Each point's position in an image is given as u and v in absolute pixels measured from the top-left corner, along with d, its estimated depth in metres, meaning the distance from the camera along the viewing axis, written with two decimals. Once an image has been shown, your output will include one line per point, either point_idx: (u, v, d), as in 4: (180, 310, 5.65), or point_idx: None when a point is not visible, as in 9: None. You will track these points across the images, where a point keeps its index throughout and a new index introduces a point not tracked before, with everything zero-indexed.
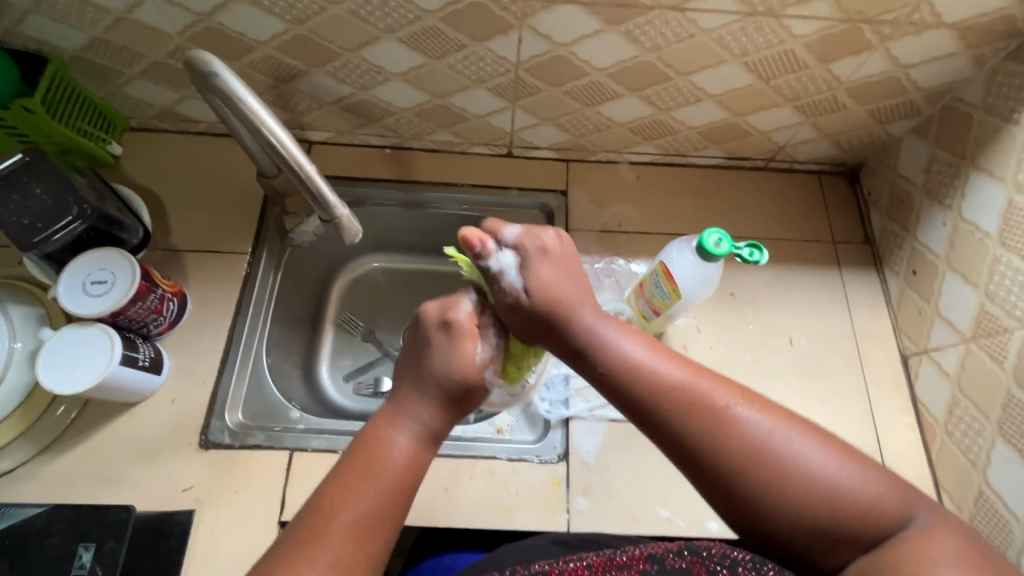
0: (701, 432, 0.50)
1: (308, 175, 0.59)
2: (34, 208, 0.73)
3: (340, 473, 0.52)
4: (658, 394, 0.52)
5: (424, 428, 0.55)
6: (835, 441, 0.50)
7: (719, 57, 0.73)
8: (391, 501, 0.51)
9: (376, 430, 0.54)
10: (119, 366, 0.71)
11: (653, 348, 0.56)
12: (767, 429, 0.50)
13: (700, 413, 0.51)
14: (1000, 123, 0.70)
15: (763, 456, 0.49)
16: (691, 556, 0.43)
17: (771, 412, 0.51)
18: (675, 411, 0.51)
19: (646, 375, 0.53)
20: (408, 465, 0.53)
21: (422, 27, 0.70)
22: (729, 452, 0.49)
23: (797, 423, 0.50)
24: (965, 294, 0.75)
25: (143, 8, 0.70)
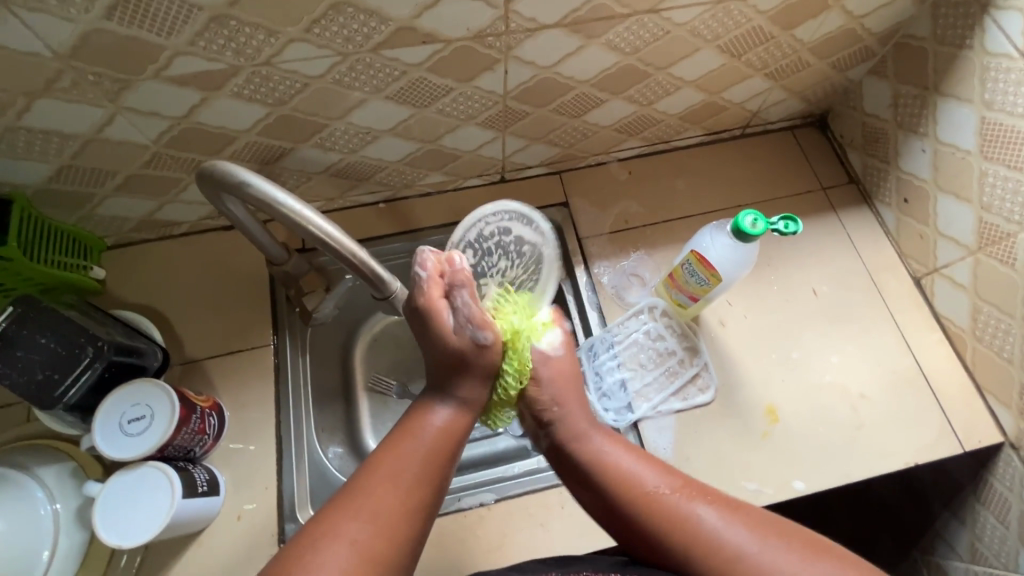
0: (681, 543, 0.53)
1: (362, 261, 0.59)
2: (44, 360, 0.68)
3: (394, 439, 0.56)
4: (639, 504, 0.56)
5: (459, 398, 0.58)
6: (819, 547, 0.51)
7: (694, 45, 0.75)
8: (439, 470, 0.54)
9: (426, 402, 0.59)
10: (183, 500, 0.67)
11: (637, 455, 0.59)
12: (744, 538, 0.51)
13: (675, 525, 0.53)
14: (954, 50, 0.76)
15: (741, 567, 0.50)
16: None
17: (752, 524, 0.52)
18: (658, 525, 0.54)
19: (631, 486, 0.57)
20: (449, 431, 0.56)
21: (408, 81, 0.69)
22: (708, 560, 0.52)
23: (777, 530, 0.52)
24: (961, 210, 0.80)
25: (114, 124, 0.67)
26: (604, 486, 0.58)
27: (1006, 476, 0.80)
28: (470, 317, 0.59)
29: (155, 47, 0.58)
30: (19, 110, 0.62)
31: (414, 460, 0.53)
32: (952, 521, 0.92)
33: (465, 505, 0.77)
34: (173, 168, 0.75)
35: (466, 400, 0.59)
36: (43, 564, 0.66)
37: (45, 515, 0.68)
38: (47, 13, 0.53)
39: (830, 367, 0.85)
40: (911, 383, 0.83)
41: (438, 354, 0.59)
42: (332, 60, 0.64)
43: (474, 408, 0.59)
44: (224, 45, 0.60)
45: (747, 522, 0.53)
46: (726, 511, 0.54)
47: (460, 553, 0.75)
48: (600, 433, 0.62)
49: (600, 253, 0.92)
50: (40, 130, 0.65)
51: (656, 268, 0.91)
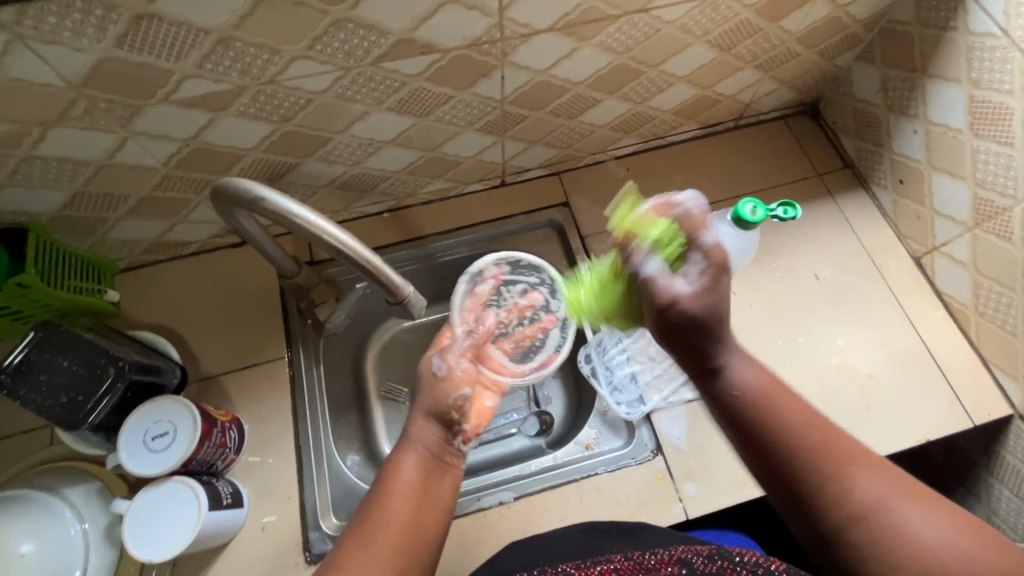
0: (815, 481, 0.51)
1: (376, 267, 0.60)
2: (66, 383, 0.69)
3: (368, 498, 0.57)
4: (779, 436, 0.53)
5: (427, 444, 0.61)
6: (969, 524, 0.48)
7: (684, 41, 0.77)
8: (412, 515, 0.55)
9: (393, 454, 0.61)
10: (209, 512, 0.68)
11: (784, 393, 0.56)
12: (885, 495, 0.49)
13: (816, 462, 0.51)
14: (939, 32, 0.78)
15: (881, 520, 0.48)
16: (720, 560, 0.50)
17: (890, 479, 0.50)
18: (787, 456, 0.53)
19: (764, 415, 0.55)
20: (417, 478, 0.58)
21: (408, 91, 0.71)
22: (845, 506, 0.50)
23: (925, 499, 0.49)
24: (957, 188, 0.81)
25: (125, 149, 0.68)
26: (737, 407, 0.56)
27: (1017, 447, 0.81)
28: (439, 349, 0.71)
29: (163, 71, 0.60)
30: (34, 140, 0.64)
31: (386, 516, 0.54)
32: (967, 498, 0.93)
33: (485, 505, 0.78)
34: (183, 189, 0.77)
35: (426, 440, 0.61)
36: None
37: (76, 534, 0.69)
38: (60, 45, 0.55)
39: (836, 350, 0.86)
40: (918, 361, 0.84)
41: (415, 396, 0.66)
42: (334, 75, 0.66)
43: (438, 453, 0.61)
44: (229, 66, 0.62)
45: (888, 478, 0.50)
46: (868, 464, 0.51)
47: (481, 553, 0.76)
48: (745, 361, 0.58)
49: (604, 250, 0.93)
50: (54, 158, 0.67)
51: None
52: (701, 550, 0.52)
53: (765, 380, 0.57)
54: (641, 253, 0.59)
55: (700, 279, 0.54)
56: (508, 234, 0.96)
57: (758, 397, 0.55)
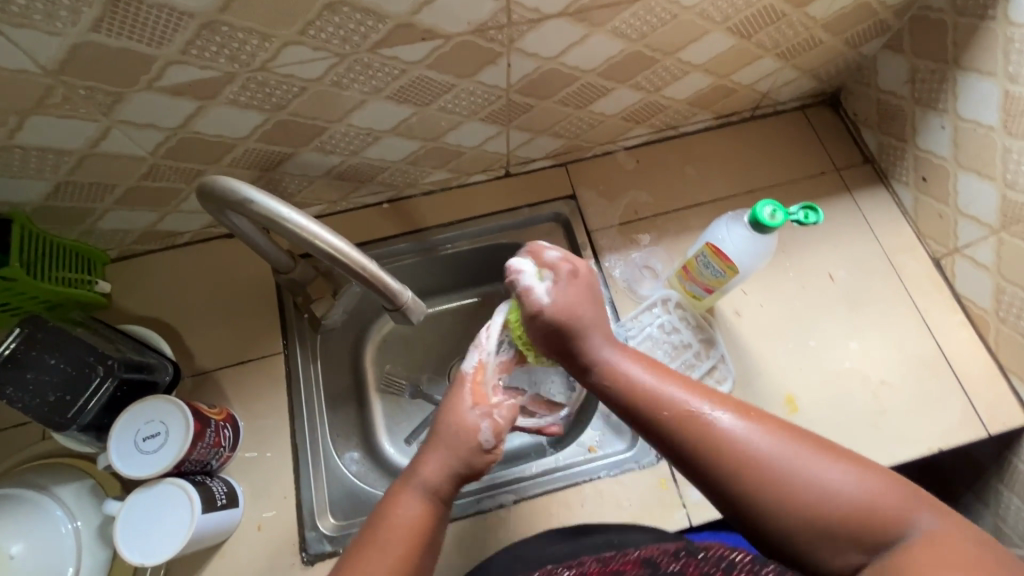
0: (686, 434, 0.52)
1: (373, 274, 0.58)
2: (53, 381, 0.67)
3: (366, 533, 0.54)
4: (661, 405, 0.54)
5: (432, 484, 0.57)
6: (859, 463, 0.48)
7: (703, 28, 0.73)
8: (412, 558, 0.52)
9: (395, 493, 0.58)
10: (202, 515, 0.66)
11: (659, 372, 0.57)
12: (778, 446, 0.49)
13: (688, 415, 0.52)
14: (976, 21, 0.73)
15: (775, 474, 0.48)
16: (686, 556, 0.54)
17: (755, 419, 0.51)
18: (664, 413, 0.53)
19: (641, 390, 0.56)
20: (420, 522, 0.55)
21: (409, 79, 0.67)
22: (740, 468, 0.49)
23: (818, 447, 0.49)
24: (984, 188, 0.78)
25: (109, 138, 0.65)
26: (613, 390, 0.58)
27: None
28: (490, 415, 0.61)
29: (146, 57, 0.56)
30: (11, 128, 0.60)
31: (385, 554, 0.51)
32: (976, 503, 0.91)
33: (485, 507, 0.77)
34: (173, 178, 0.73)
35: (432, 480, 0.57)
36: None
37: (67, 533, 0.68)
38: (33, 29, 0.51)
39: (849, 354, 0.83)
40: (933, 367, 0.82)
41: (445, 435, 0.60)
42: (330, 61, 0.62)
43: (442, 501, 0.57)
44: (216, 52, 0.58)
45: (758, 422, 0.51)
46: (738, 411, 0.52)
47: (480, 555, 0.74)
48: (622, 354, 0.60)
49: (611, 246, 0.90)
50: (34, 147, 0.63)
51: (668, 259, 0.89)
52: (669, 550, 0.56)
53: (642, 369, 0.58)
54: (546, 251, 0.66)
55: (573, 291, 0.63)
56: (511, 228, 0.92)
57: (634, 380, 0.57)
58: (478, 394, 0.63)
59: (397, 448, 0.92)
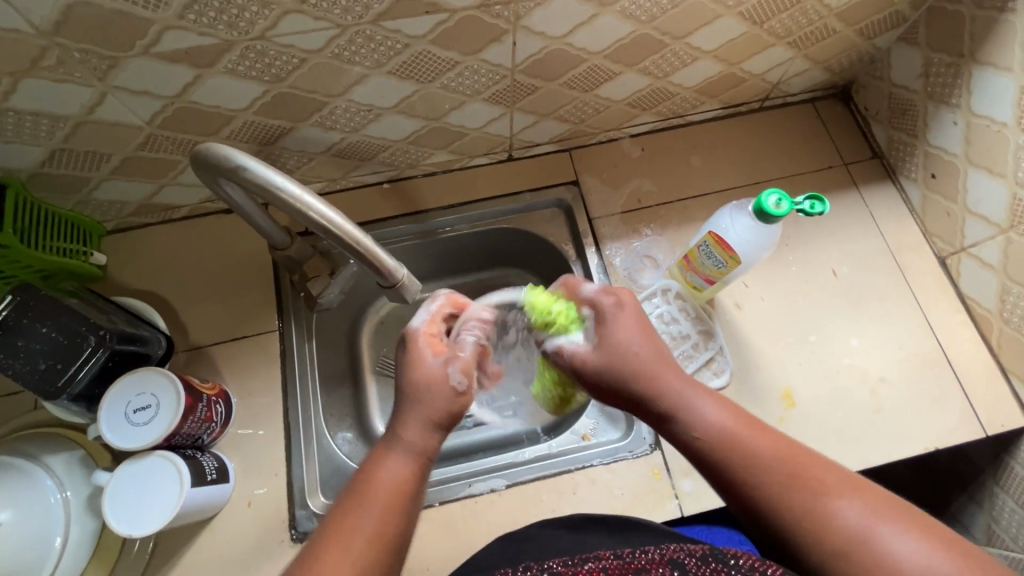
0: (779, 502, 0.49)
1: (368, 249, 0.57)
2: (44, 350, 0.66)
3: (351, 494, 0.53)
4: (750, 465, 0.52)
5: (416, 446, 0.56)
6: (950, 542, 0.45)
7: (714, 12, 0.71)
8: (398, 514, 0.52)
9: (378, 453, 0.56)
10: (191, 488, 0.66)
11: (745, 422, 0.54)
12: (864, 513, 0.47)
13: (783, 487, 0.50)
14: (995, 14, 0.71)
15: (855, 548, 0.46)
16: (714, 562, 0.43)
17: (860, 498, 0.48)
18: (753, 475, 0.51)
19: (727, 440, 0.53)
20: (404, 482, 0.54)
21: (412, 54, 0.66)
22: (819, 537, 0.47)
23: (906, 517, 0.46)
24: (994, 186, 0.76)
25: (105, 105, 0.64)
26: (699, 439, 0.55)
27: None
28: (453, 361, 0.61)
29: (142, 21, 0.55)
30: (5, 91, 0.59)
31: (369, 513, 0.51)
32: (969, 505, 0.90)
33: (476, 491, 0.76)
34: (170, 150, 0.72)
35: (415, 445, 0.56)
36: (56, 552, 0.66)
37: (56, 502, 0.67)
38: None
39: (849, 351, 0.82)
40: (933, 366, 0.81)
41: (411, 388, 0.59)
42: (331, 33, 0.61)
43: (428, 458, 0.57)
44: (215, 18, 0.56)
45: (862, 499, 0.48)
46: (841, 487, 0.49)
47: (470, 539, 0.74)
48: (706, 398, 0.57)
49: (613, 234, 0.89)
50: (28, 111, 0.62)
51: (669, 249, 0.88)
52: (693, 550, 0.45)
53: (726, 413, 0.55)
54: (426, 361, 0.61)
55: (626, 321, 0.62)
56: (512, 213, 0.91)
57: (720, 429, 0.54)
58: (434, 346, 0.63)
59: None
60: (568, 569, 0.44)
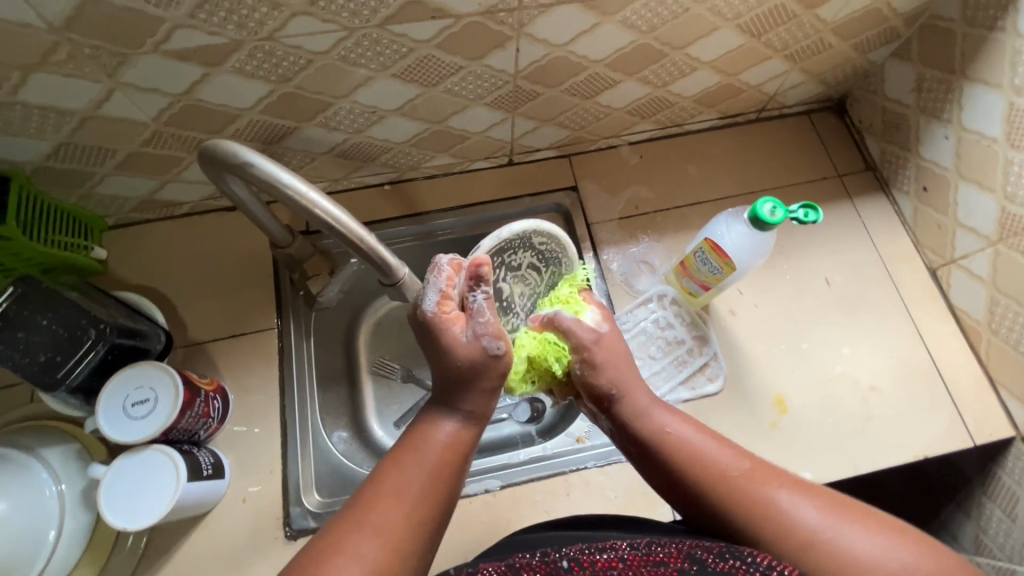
0: (739, 511, 0.51)
1: (371, 246, 0.57)
2: (44, 342, 0.67)
3: (399, 452, 0.52)
4: (711, 476, 0.53)
5: (468, 412, 0.55)
6: (898, 533, 0.48)
7: (712, 24, 0.73)
8: (449, 474, 0.51)
9: (427, 413, 0.56)
10: (188, 483, 0.66)
11: (704, 433, 0.57)
12: (818, 512, 0.49)
13: (743, 495, 0.51)
14: (985, 32, 0.73)
15: (812, 545, 0.48)
16: (734, 560, 0.44)
17: (813, 498, 0.50)
18: (714, 486, 0.53)
19: (688, 453, 0.55)
20: (454, 445, 0.53)
21: (416, 58, 0.67)
22: (780, 537, 0.49)
23: (855, 512, 0.49)
24: (983, 200, 0.78)
25: (113, 101, 0.65)
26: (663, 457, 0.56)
27: (1015, 469, 0.80)
28: (487, 330, 0.55)
29: (153, 19, 0.56)
30: (15, 84, 0.60)
31: (418, 471, 0.50)
32: (957, 513, 0.91)
33: (471, 491, 0.77)
34: (175, 147, 0.73)
35: (471, 413, 0.55)
36: (50, 545, 0.66)
37: (51, 495, 0.67)
38: None
39: (841, 359, 0.83)
40: (923, 375, 0.82)
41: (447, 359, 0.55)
42: (338, 35, 0.62)
43: (481, 421, 0.56)
44: (225, 18, 0.57)
45: (815, 499, 0.50)
46: (795, 489, 0.51)
47: (464, 540, 0.74)
48: (668, 414, 0.59)
49: (611, 239, 0.90)
50: (36, 106, 0.63)
51: (666, 255, 0.89)
52: (711, 547, 0.45)
53: (685, 424, 0.58)
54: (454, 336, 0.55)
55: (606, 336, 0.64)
56: (511, 216, 0.92)
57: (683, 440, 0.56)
58: (458, 320, 0.56)
59: (385, 430, 0.92)
60: (585, 558, 0.45)
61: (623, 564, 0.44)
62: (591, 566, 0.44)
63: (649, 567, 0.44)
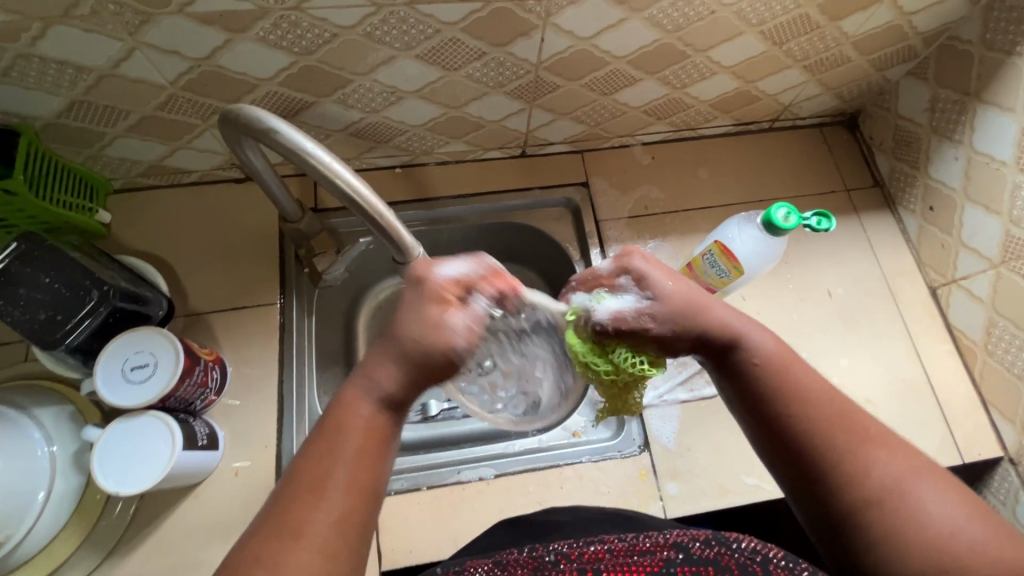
0: (815, 445, 0.50)
1: (388, 221, 0.57)
2: (46, 300, 0.67)
3: (319, 437, 0.49)
4: (793, 407, 0.51)
5: (393, 391, 0.50)
6: (974, 508, 0.46)
7: (737, 29, 0.73)
8: (369, 462, 0.48)
9: (349, 386, 0.51)
10: (183, 451, 0.66)
11: (796, 363, 0.53)
12: (900, 465, 0.47)
13: (826, 433, 0.50)
14: (1002, 56, 0.74)
15: (882, 496, 0.46)
16: (717, 546, 0.43)
17: (897, 455, 0.48)
18: (792, 413, 0.51)
19: (774, 381, 0.52)
20: (372, 427, 0.49)
21: (441, 40, 0.67)
22: (855, 481, 0.48)
23: (934, 476, 0.47)
24: (988, 222, 0.79)
25: (132, 60, 0.64)
26: (747, 379, 0.54)
27: (1000, 489, 0.81)
28: (465, 320, 0.52)
29: None
30: (33, 35, 0.59)
31: (337, 466, 0.47)
32: None
33: (465, 478, 0.77)
34: (190, 113, 0.73)
35: (392, 391, 0.50)
36: (38, 506, 0.65)
37: (43, 456, 0.67)
38: None
39: (838, 370, 0.84)
40: (917, 392, 0.83)
41: (404, 327, 0.52)
42: (365, 11, 0.62)
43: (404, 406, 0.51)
44: None
45: (896, 456, 0.48)
46: (880, 442, 0.49)
47: (457, 525, 0.74)
48: (766, 337, 0.55)
49: (618, 237, 0.90)
50: (53, 59, 0.62)
51: (673, 257, 0.89)
52: (698, 535, 0.45)
53: (783, 349, 0.54)
54: (431, 308, 0.52)
55: (674, 281, 0.57)
56: (521, 208, 0.92)
57: (773, 368, 0.53)
58: (449, 297, 0.54)
59: None
60: (574, 551, 0.45)
61: (610, 554, 0.44)
62: (578, 557, 0.44)
63: (636, 557, 0.44)
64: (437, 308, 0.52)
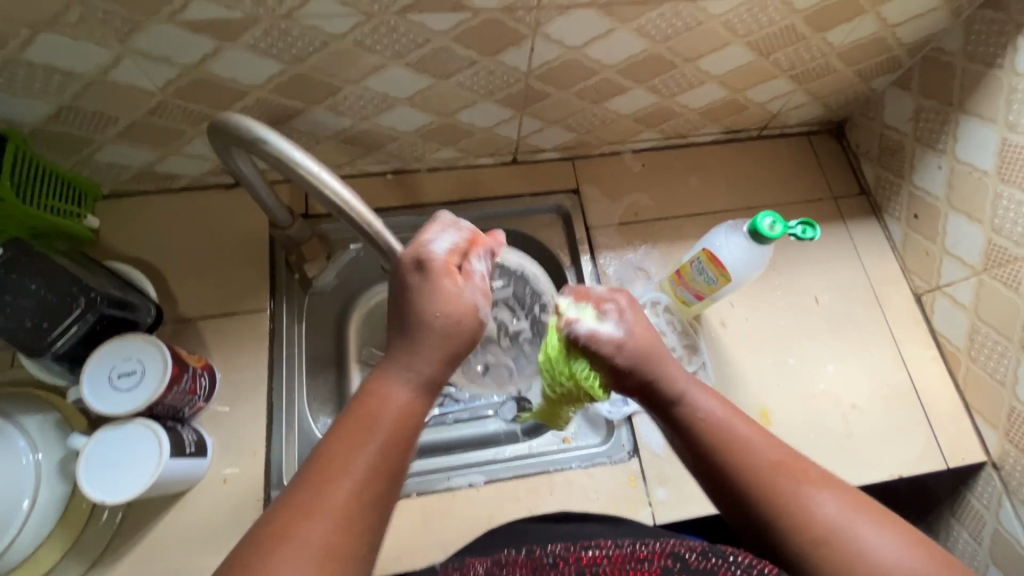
0: (758, 492, 0.49)
1: (376, 232, 0.56)
2: (30, 307, 0.66)
3: (352, 416, 0.48)
4: (734, 457, 0.52)
5: (424, 378, 0.51)
6: (919, 543, 0.46)
7: (724, 39, 0.74)
8: (400, 448, 0.47)
9: (380, 374, 0.51)
10: (171, 459, 0.65)
11: (735, 413, 0.55)
12: (843, 511, 0.47)
13: (767, 480, 0.50)
14: (984, 68, 0.76)
15: (828, 540, 0.46)
16: (715, 558, 0.44)
17: (841, 497, 0.48)
18: (731, 462, 0.51)
19: (718, 430, 0.53)
20: (404, 414, 0.49)
21: (432, 48, 0.67)
22: (800, 527, 0.47)
23: (879, 515, 0.47)
24: (971, 230, 0.81)
25: (121, 67, 0.64)
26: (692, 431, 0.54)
27: (984, 494, 0.82)
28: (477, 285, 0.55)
29: None
30: (21, 42, 0.59)
31: (367, 443, 0.46)
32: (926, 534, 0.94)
33: (455, 485, 0.77)
34: (180, 119, 0.72)
35: (425, 378, 0.51)
36: (22, 515, 0.64)
37: (27, 464, 0.66)
38: None
39: (825, 376, 0.85)
40: (903, 398, 0.84)
41: (421, 307, 0.52)
42: (356, 19, 0.62)
43: (433, 388, 0.51)
44: None
45: (841, 497, 0.48)
46: (822, 485, 0.49)
47: (447, 532, 0.74)
48: (706, 393, 0.56)
49: (608, 244, 0.90)
50: (42, 66, 0.62)
51: (663, 264, 0.90)
52: (695, 546, 0.46)
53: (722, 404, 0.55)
54: (443, 279, 0.53)
55: (637, 319, 0.59)
56: (512, 214, 0.93)
57: (715, 419, 0.54)
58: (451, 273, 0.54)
59: None
60: (572, 555, 0.45)
61: (608, 561, 0.44)
62: (576, 561, 0.44)
63: (633, 565, 0.44)
64: (448, 281, 0.53)
